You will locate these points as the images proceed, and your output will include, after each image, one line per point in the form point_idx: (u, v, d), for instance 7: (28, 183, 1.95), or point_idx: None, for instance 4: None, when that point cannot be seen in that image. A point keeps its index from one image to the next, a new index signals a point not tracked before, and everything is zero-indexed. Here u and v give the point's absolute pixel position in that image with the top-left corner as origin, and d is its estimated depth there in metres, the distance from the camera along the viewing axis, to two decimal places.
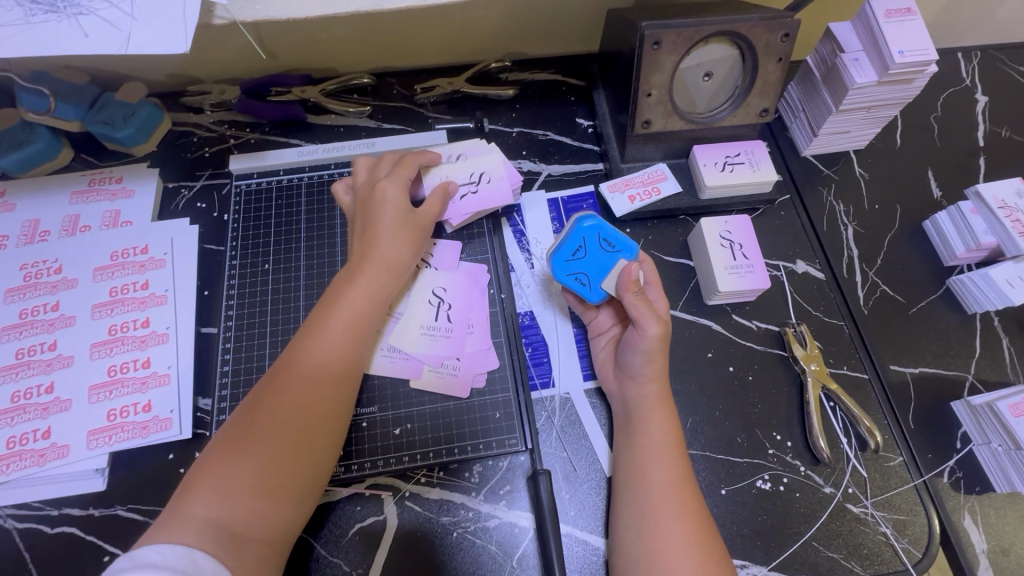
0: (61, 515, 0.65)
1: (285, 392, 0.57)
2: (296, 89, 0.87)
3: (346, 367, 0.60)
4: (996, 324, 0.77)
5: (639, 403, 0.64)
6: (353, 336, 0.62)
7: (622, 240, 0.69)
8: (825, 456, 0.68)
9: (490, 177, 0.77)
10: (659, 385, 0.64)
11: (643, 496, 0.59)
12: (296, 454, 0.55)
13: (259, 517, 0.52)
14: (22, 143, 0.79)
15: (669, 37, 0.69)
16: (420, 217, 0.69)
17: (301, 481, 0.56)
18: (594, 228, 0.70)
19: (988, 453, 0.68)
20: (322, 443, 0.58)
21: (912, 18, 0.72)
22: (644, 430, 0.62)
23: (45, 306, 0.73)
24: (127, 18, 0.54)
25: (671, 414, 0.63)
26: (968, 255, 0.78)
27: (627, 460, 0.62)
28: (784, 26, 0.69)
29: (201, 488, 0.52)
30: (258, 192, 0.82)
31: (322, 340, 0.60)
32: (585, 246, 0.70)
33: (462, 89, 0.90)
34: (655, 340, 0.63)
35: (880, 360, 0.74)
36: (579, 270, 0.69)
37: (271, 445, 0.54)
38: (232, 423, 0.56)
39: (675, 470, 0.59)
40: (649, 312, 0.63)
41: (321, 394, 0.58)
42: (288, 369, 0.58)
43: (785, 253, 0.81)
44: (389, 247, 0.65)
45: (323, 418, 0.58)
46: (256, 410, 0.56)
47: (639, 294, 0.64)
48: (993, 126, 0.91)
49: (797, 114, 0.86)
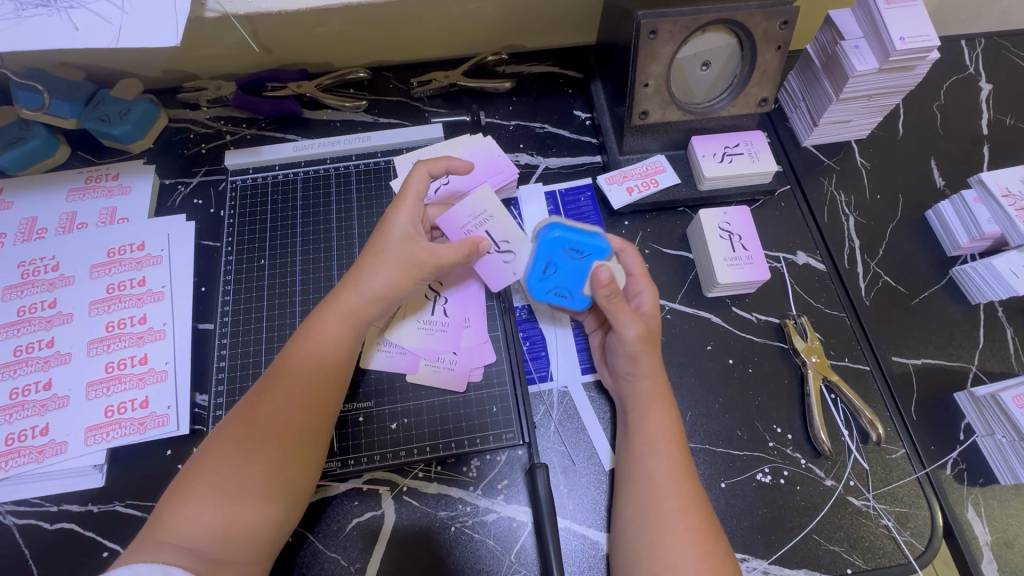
0: (61, 512, 0.65)
1: (261, 415, 0.57)
2: (291, 84, 0.87)
3: (324, 390, 0.60)
4: (1000, 315, 0.76)
5: (637, 400, 0.63)
6: (332, 358, 0.61)
7: (590, 242, 0.65)
8: (826, 448, 0.67)
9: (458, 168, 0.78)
10: (654, 380, 0.64)
11: (643, 490, 0.58)
12: (274, 473, 0.55)
13: (236, 543, 0.52)
14: (18, 141, 0.79)
15: (666, 26, 0.68)
16: (421, 252, 0.64)
17: (282, 496, 0.55)
18: (558, 241, 0.65)
19: (992, 444, 0.67)
20: (299, 466, 0.57)
21: (913, 4, 0.70)
22: (643, 425, 0.62)
23: (43, 303, 0.73)
24: (116, 10, 0.53)
25: (670, 408, 0.63)
26: (972, 245, 0.77)
27: (628, 453, 0.62)
28: (782, 13, 0.68)
29: (180, 508, 0.52)
30: (254, 188, 0.82)
31: (302, 356, 0.60)
32: (552, 262, 0.66)
33: (459, 82, 0.89)
34: (637, 341, 0.62)
35: (881, 351, 0.73)
36: (556, 284, 0.67)
37: (250, 463, 0.54)
38: (215, 440, 0.57)
39: (675, 465, 0.59)
40: (627, 314, 0.62)
41: (297, 411, 0.58)
42: (265, 390, 0.58)
43: (785, 245, 0.80)
44: (377, 274, 0.63)
45: (299, 441, 0.57)
46: (235, 436, 0.56)
47: (614, 296, 0.61)
48: (997, 113, 0.90)
49: (798, 103, 0.85)
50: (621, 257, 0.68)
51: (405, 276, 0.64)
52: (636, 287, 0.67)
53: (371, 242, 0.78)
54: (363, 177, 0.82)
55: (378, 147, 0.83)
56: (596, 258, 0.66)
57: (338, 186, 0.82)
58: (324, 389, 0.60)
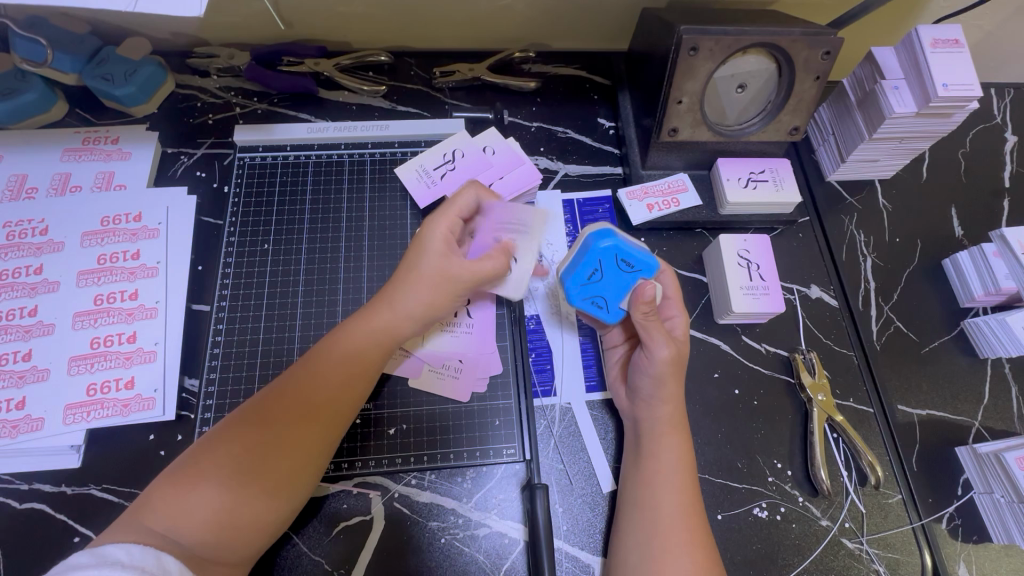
0: (30, 490, 0.62)
1: (275, 417, 0.55)
2: (309, 60, 0.83)
3: (342, 400, 0.58)
4: (1006, 372, 0.76)
5: (652, 427, 0.62)
6: (358, 368, 0.59)
7: (642, 257, 0.63)
8: (825, 489, 0.66)
9: (462, 154, 0.77)
10: (673, 408, 0.62)
11: (651, 520, 0.57)
12: (276, 480, 0.53)
13: (225, 536, 0.49)
14: (13, 92, 0.76)
15: (706, 44, 0.66)
16: (459, 271, 0.62)
17: (279, 504, 0.53)
18: (611, 250, 0.62)
19: (989, 502, 0.67)
20: (301, 473, 0.54)
21: (959, 49, 0.69)
22: (655, 455, 0.60)
23: (28, 269, 0.69)
24: None
25: (685, 440, 0.61)
26: (986, 298, 0.77)
27: (635, 477, 0.60)
28: (825, 43, 0.67)
29: (170, 494, 0.50)
30: (263, 167, 0.78)
31: (327, 362, 0.58)
32: (601, 269, 0.63)
33: (483, 77, 0.86)
34: (666, 364, 0.61)
35: (888, 398, 0.73)
36: (594, 294, 0.64)
37: (252, 466, 0.52)
38: (222, 431, 0.54)
39: (684, 499, 0.58)
40: (660, 334, 0.61)
41: (313, 419, 0.56)
42: (286, 388, 0.56)
43: (800, 277, 0.79)
44: (412, 285, 0.62)
45: (311, 445, 0.55)
46: (243, 438, 0.53)
47: (651, 314, 0.61)
48: (1020, 167, 0.89)
49: (826, 136, 0.84)
50: (660, 279, 0.66)
51: (436, 294, 0.62)
52: (668, 310, 0.66)
53: (381, 236, 0.75)
54: (378, 167, 0.79)
55: (396, 137, 0.80)
56: (644, 275, 0.64)
57: (351, 174, 0.78)
58: (341, 400, 0.57)
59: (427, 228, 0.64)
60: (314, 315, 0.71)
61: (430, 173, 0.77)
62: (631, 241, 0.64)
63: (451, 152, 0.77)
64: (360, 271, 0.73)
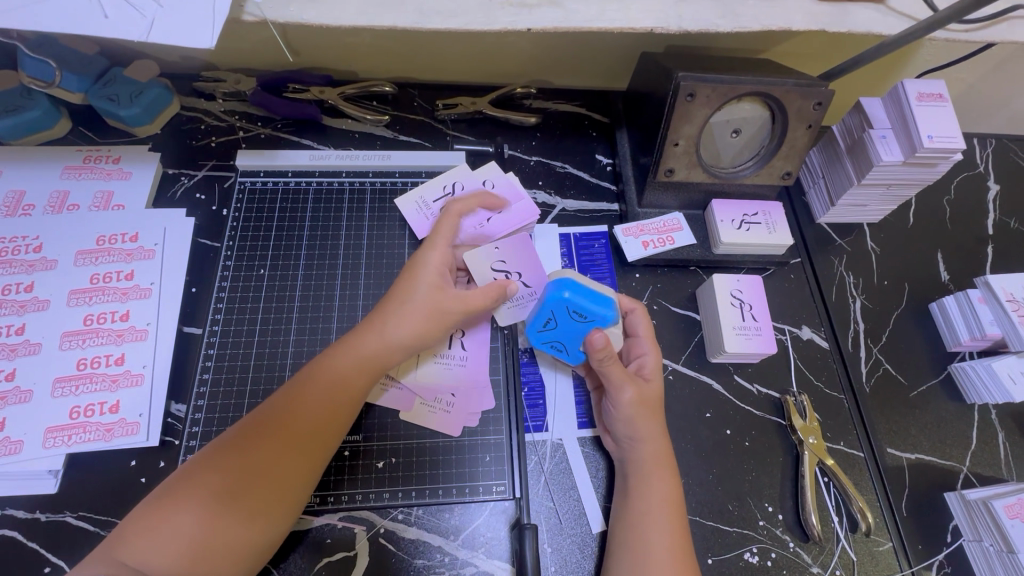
0: (3, 517, 0.60)
1: (254, 451, 0.53)
2: (314, 88, 0.85)
3: (324, 431, 0.57)
4: (993, 418, 0.76)
5: (638, 464, 0.61)
6: (341, 397, 0.58)
7: (595, 307, 0.63)
8: (816, 535, 0.66)
9: (462, 187, 0.78)
10: (657, 445, 0.62)
11: (638, 561, 0.56)
12: (254, 515, 0.51)
13: (205, 569, 0.48)
14: (17, 108, 0.76)
15: (703, 90, 0.68)
16: (449, 301, 0.62)
17: (256, 541, 0.52)
18: (564, 301, 0.62)
19: (978, 550, 0.67)
20: (278, 508, 0.53)
21: (943, 103, 0.71)
22: (641, 492, 0.60)
23: (18, 286, 0.69)
24: (151, 4, 0.51)
25: (672, 479, 0.61)
26: (972, 343, 0.78)
27: (625, 518, 0.60)
28: (817, 94, 0.69)
29: (144, 533, 0.48)
30: (263, 192, 0.79)
31: (310, 392, 0.57)
32: (556, 318, 0.64)
33: (484, 111, 0.88)
34: (632, 404, 0.62)
35: (878, 441, 0.73)
36: (554, 338, 0.66)
37: (229, 501, 0.51)
38: (196, 464, 0.53)
39: (672, 538, 0.57)
40: (620, 376, 0.62)
41: (294, 450, 0.55)
42: (266, 420, 0.55)
43: (791, 318, 0.80)
44: (401, 312, 0.62)
45: (290, 478, 0.54)
46: (219, 471, 0.52)
47: (607, 359, 0.61)
48: (1002, 215, 0.92)
49: (817, 180, 0.86)
50: (628, 318, 0.68)
51: (426, 324, 0.62)
52: (636, 347, 0.67)
53: (378, 265, 0.76)
54: (378, 196, 0.80)
55: (397, 167, 0.81)
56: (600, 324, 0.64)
57: (351, 202, 0.79)
58: (322, 431, 0.57)
59: (420, 257, 0.65)
60: (308, 342, 0.70)
61: (427, 205, 0.77)
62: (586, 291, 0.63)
63: (451, 185, 0.78)
64: (355, 299, 0.73)
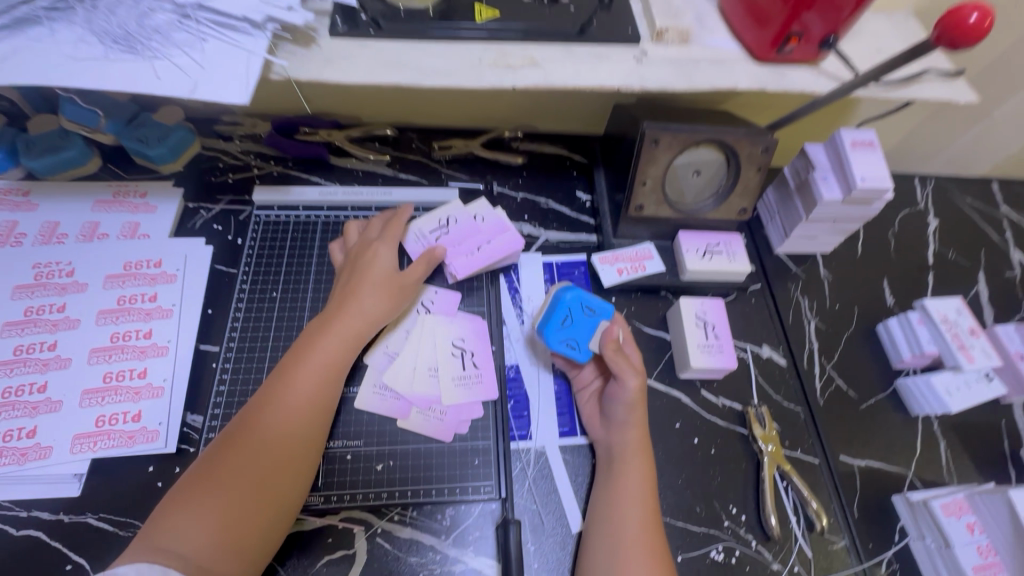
0: (29, 517, 0.65)
1: (259, 425, 0.62)
2: (322, 131, 0.94)
3: (317, 403, 0.65)
4: (935, 428, 0.84)
5: (623, 448, 0.70)
6: (328, 373, 0.67)
7: (601, 304, 0.77)
8: (775, 533, 0.72)
9: (456, 221, 0.87)
10: (641, 432, 0.70)
11: (616, 535, 0.64)
12: (268, 481, 0.59)
13: (236, 531, 0.56)
14: (56, 148, 0.85)
15: (665, 138, 0.78)
16: (402, 279, 0.76)
17: (275, 504, 0.59)
18: (575, 300, 0.77)
19: (922, 547, 0.73)
20: (289, 472, 0.61)
21: (873, 148, 0.83)
22: (623, 474, 0.68)
23: (51, 306, 0.76)
24: (195, 66, 0.62)
25: (650, 463, 0.69)
26: (914, 360, 0.87)
27: (605, 503, 0.67)
28: (764, 141, 0.80)
29: (174, 514, 0.56)
30: (276, 224, 0.87)
31: (301, 372, 0.66)
32: (570, 316, 0.77)
33: (475, 151, 1.00)
34: (636, 392, 0.70)
35: (831, 448, 0.81)
36: (568, 336, 0.75)
37: (245, 470, 0.59)
38: (214, 449, 0.61)
39: (646, 516, 0.65)
40: (627, 366, 0.71)
41: (294, 420, 0.63)
42: (266, 398, 0.64)
43: (752, 338, 0.89)
44: (366, 297, 0.73)
45: (294, 445, 0.62)
46: (233, 447, 0.60)
47: (617, 350, 0.71)
48: (941, 246, 1.03)
49: (774, 216, 0.96)
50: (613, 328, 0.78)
51: (387, 301, 0.74)
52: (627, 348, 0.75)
53: None
54: None
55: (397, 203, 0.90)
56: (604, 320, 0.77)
57: None
58: (316, 403, 0.65)
59: (373, 251, 0.77)
60: None
61: (426, 235, 0.86)
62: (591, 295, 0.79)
63: (447, 219, 0.87)
64: None
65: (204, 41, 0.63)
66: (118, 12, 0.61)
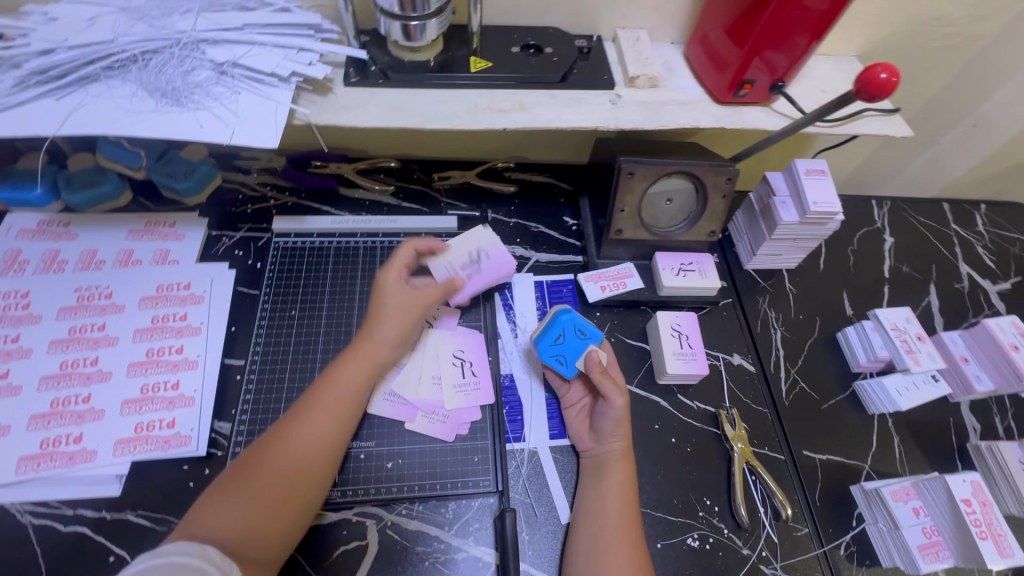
0: (76, 515, 0.73)
1: (291, 437, 0.70)
2: (333, 165, 1.06)
3: (342, 419, 0.73)
4: (890, 426, 0.93)
5: (609, 456, 0.78)
6: (353, 391, 0.75)
7: (592, 328, 0.86)
8: (744, 521, 0.81)
9: (486, 254, 0.93)
10: (625, 443, 0.79)
11: (600, 527, 0.73)
12: (294, 488, 0.67)
13: (264, 530, 0.64)
14: (93, 184, 0.95)
15: (640, 169, 0.89)
16: (416, 301, 0.84)
17: (297, 508, 0.67)
18: (568, 322, 0.87)
19: (876, 530, 0.82)
20: (312, 481, 0.69)
21: (824, 175, 0.93)
22: (609, 475, 0.77)
23: (93, 325, 0.84)
24: (232, 116, 0.71)
25: (631, 467, 0.78)
26: (869, 364, 0.96)
27: (592, 497, 0.76)
28: (727, 172, 0.90)
29: (213, 507, 0.63)
30: (293, 249, 0.97)
31: (329, 390, 0.74)
32: (563, 335, 0.86)
33: (471, 181, 1.10)
34: (621, 409, 0.79)
35: (796, 445, 0.90)
36: (559, 353, 0.85)
37: (276, 477, 0.67)
38: (248, 454, 0.69)
39: (627, 512, 0.74)
40: (613, 386, 0.80)
41: (321, 434, 0.71)
42: (297, 413, 0.72)
43: (724, 347, 0.98)
44: (385, 319, 0.81)
45: (319, 456, 0.70)
46: (266, 454, 0.68)
47: (604, 373, 0.80)
48: (896, 261, 1.14)
49: (742, 236, 1.07)
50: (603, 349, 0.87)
51: (403, 324, 0.82)
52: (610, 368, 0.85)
53: None
54: (386, 252, 0.98)
55: (402, 229, 1.00)
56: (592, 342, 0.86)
57: (365, 257, 0.97)
58: (340, 419, 0.73)
59: (385, 274, 0.85)
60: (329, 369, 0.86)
61: (455, 267, 0.91)
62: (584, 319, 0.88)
63: (477, 251, 0.93)
64: None
65: (238, 94, 0.73)
66: (166, 71, 0.72)
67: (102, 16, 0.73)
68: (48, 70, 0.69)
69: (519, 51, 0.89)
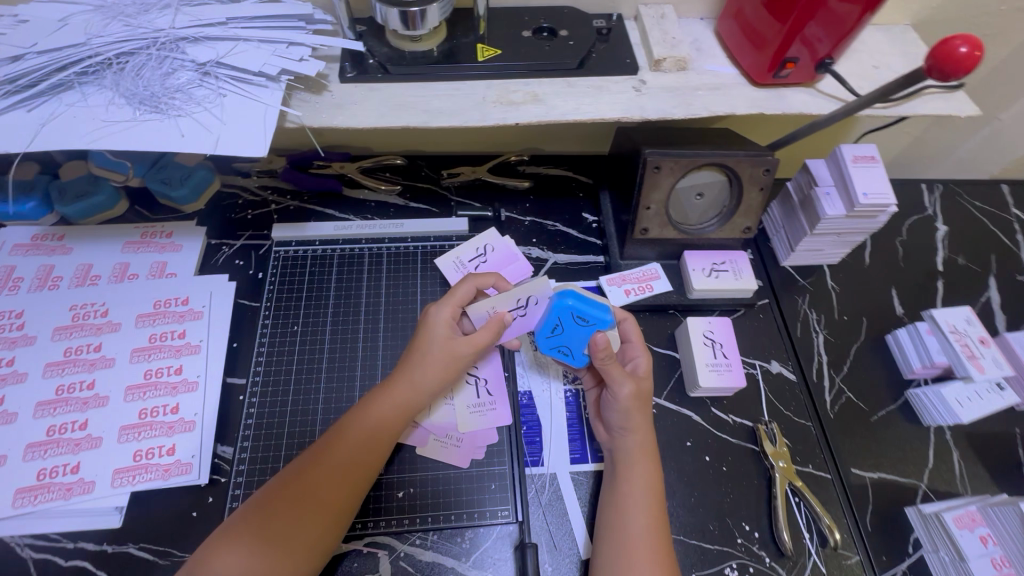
0: (76, 549, 0.69)
1: (313, 485, 0.64)
2: (335, 164, 1.00)
3: (365, 470, 0.68)
4: (948, 439, 0.85)
5: (627, 454, 0.71)
6: (381, 438, 0.69)
7: (596, 312, 0.73)
8: (788, 549, 0.74)
9: (493, 248, 0.91)
10: (643, 438, 0.72)
11: (620, 538, 0.66)
12: (309, 541, 0.62)
13: None
14: (87, 193, 0.90)
15: (668, 163, 0.80)
16: (460, 347, 0.73)
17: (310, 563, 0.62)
18: (568, 308, 0.73)
19: (937, 560, 0.74)
20: (329, 535, 0.64)
21: (875, 163, 0.83)
22: (628, 478, 0.70)
23: (89, 346, 0.80)
24: (215, 122, 0.64)
25: (655, 467, 0.71)
26: (924, 370, 0.87)
27: (611, 503, 0.69)
28: (765, 163, 0.81)
29: (222, 553, 0.58)
30: (295, 258, 0.91)
31: (354, 435, 0.68)
32: (562, 324, 0.74)
33: (483, 177, 1.02)
34: (629, 399, 0.71)
35: (843, 463, 0.82)
36: (560, 342, 0.76)
37: (294, 528, 0.61)
38: (266, 497, 0.63)
39: (651, 521, 0.66)
40: (620, 374, 0.71)
41: (343, 485, 0.66)
42: (320, 458, 0.66)
43: (761, 353, 0.90)
44: (425, 363, 0.73)
45: (339, 510, 0.65)
46: (284, 502, 0.63)
47: (609, 357, 0.70)
48: (951, 253, 1.03)
49: (779, 230, 0.97)
50: (621, 326, 0.78)
51: (446, 370, 0.73)
52: (631, 351, 0.76)
53: (394, 320, 0.87)
54: (393, 259, 0.92)
55: (409, 233, 0.94)
56: (600, 327, 0.74)
57: (370, 265, 0.91)
58: (364, 470, 0.67)
59: (432, 312, 0.76)
60: (334, 390, 0.80)
61: (465, 263, 0.90)
62: (588, 299, 0.73)
63: (483, 245, 0.91)
64: (376, 351, 0.84)
65: (223, 96, 0.66)
66: (144, 74, 0.66)
67: (74, 16, 0.68)
68: (17, 79, 0.63)
69: (531, 36, 0.80)
